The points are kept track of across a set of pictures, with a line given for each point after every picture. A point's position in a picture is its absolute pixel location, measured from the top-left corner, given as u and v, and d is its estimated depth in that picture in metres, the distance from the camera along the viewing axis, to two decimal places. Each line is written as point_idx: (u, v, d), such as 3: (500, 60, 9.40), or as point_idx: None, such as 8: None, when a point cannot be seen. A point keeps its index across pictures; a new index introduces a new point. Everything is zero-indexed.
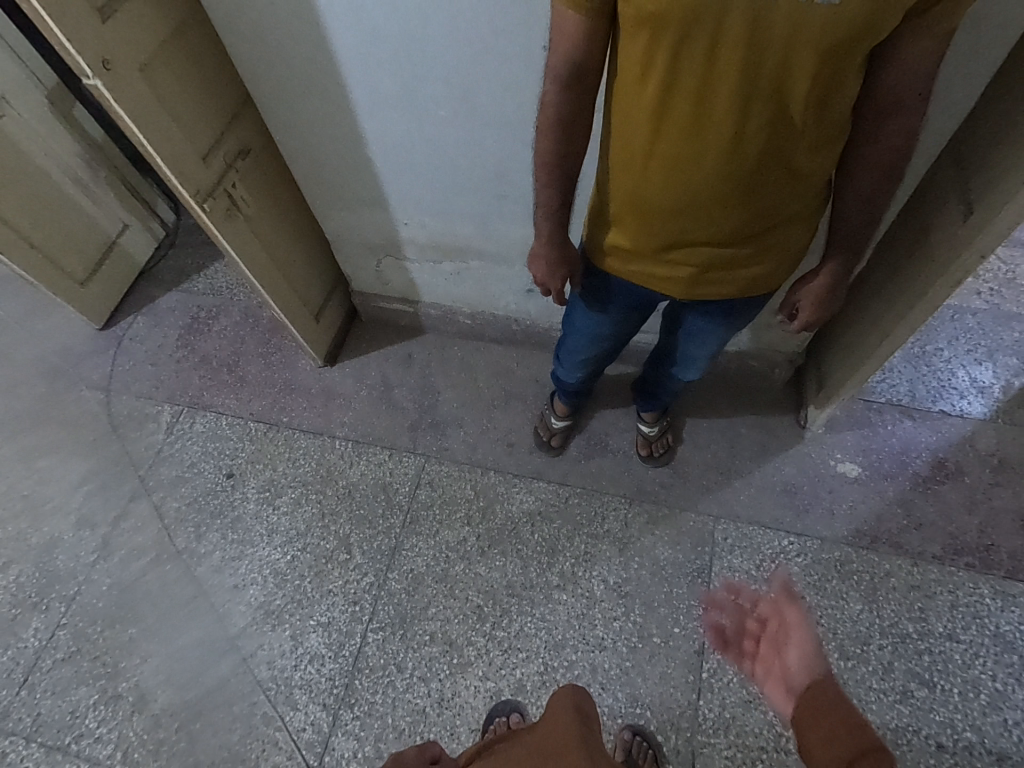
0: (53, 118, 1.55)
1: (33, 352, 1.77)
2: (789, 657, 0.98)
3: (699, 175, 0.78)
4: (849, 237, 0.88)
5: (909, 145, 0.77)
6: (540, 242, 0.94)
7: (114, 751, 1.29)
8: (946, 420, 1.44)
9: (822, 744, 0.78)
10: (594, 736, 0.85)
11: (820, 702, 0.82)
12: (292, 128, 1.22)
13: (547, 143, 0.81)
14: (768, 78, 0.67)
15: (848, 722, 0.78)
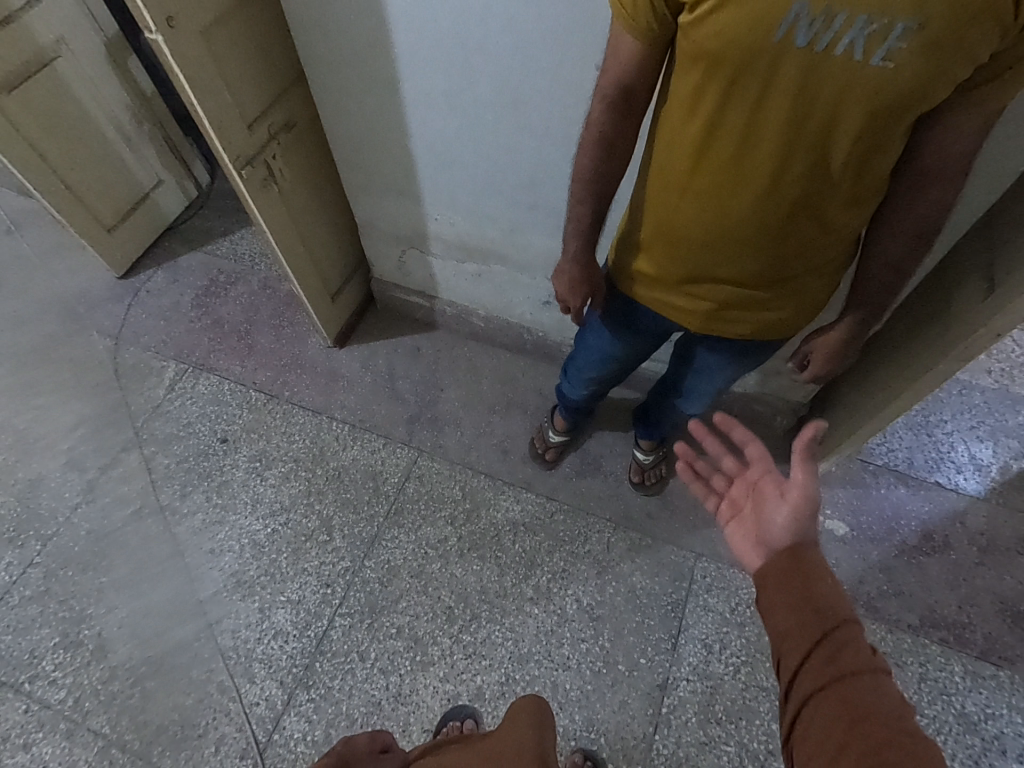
0: (107, 66, 1.58)
1: (50, 290, 1.79)
2: (767, 508, 0.71)
3: (732, 213, 0.79)
4: (870, 296, 0.89)
5: (942, 214, 0.78)
6: (568, 261, 0.95)
7: (65, 697, 1.29)
8: (939, 492, 1.44)
9: (797, 623, 0.61)
10: (548, 749, 0.85)
11: (798, 567, 0.64)
12: (339, 110, 1.24)
13: (588, 160, 0.82)
14: (812, 129, 0.68)
15: (821, 593, 0.62)
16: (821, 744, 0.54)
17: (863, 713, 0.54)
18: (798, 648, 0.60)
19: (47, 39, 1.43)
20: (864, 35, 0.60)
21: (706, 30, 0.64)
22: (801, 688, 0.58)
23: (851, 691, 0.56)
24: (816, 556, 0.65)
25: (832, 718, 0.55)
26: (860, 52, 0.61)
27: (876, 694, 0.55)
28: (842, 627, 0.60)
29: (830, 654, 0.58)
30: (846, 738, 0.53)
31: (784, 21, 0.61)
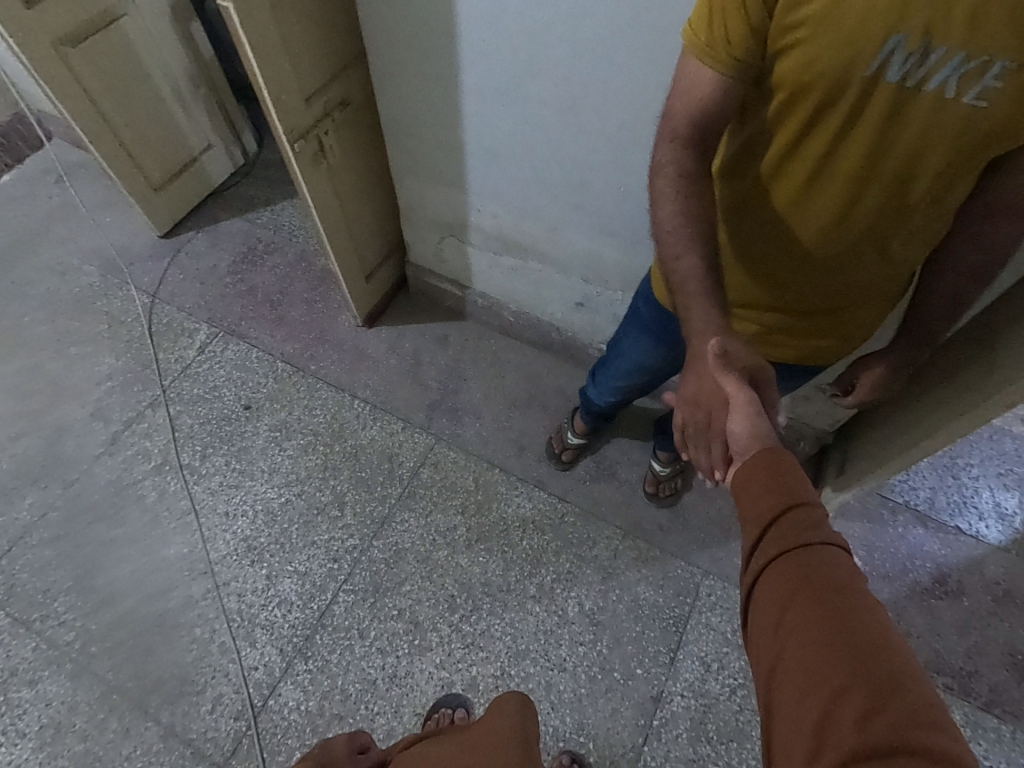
0: (170, 27, 1.60)
1: (94, 242, 1.82)
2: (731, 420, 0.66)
3: (796, 239, 0.78)
4: (923, 330, 0.87)
5: (1007, 252, 0.76)
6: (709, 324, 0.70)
7: (73, 639, 1.32)
8: (959, 538, 1.41)
9: (758, 499, 0.58)
10: (531, 738, 0.85)
11: (770, 455, 0.60)
12: (395, 93, 1.24)
13: (669, 213, 0.72)
14: (892, 163, 0.67)
15: (787, 473, 0.58)
16: (769, 605, 0.52)
17: (818, 575, 0.51)
18: (757, 522, 0.56)
19: None
20: (959, 73, 0.59)
21: (794, 58, 0.63)
22: (758, 555, 0.55)
23: (807, 556, 0.52)
24: (785, 451, 0.61)
25: (784, 582, 0.52)
26: (952, 90, 0.60)
27: (830, 559, 0.52)
28: (807, 502, 0.56)
29: (792, 525, 0.54)
30: (796, 598, 0.50)
31: (880, 53, 0.59)
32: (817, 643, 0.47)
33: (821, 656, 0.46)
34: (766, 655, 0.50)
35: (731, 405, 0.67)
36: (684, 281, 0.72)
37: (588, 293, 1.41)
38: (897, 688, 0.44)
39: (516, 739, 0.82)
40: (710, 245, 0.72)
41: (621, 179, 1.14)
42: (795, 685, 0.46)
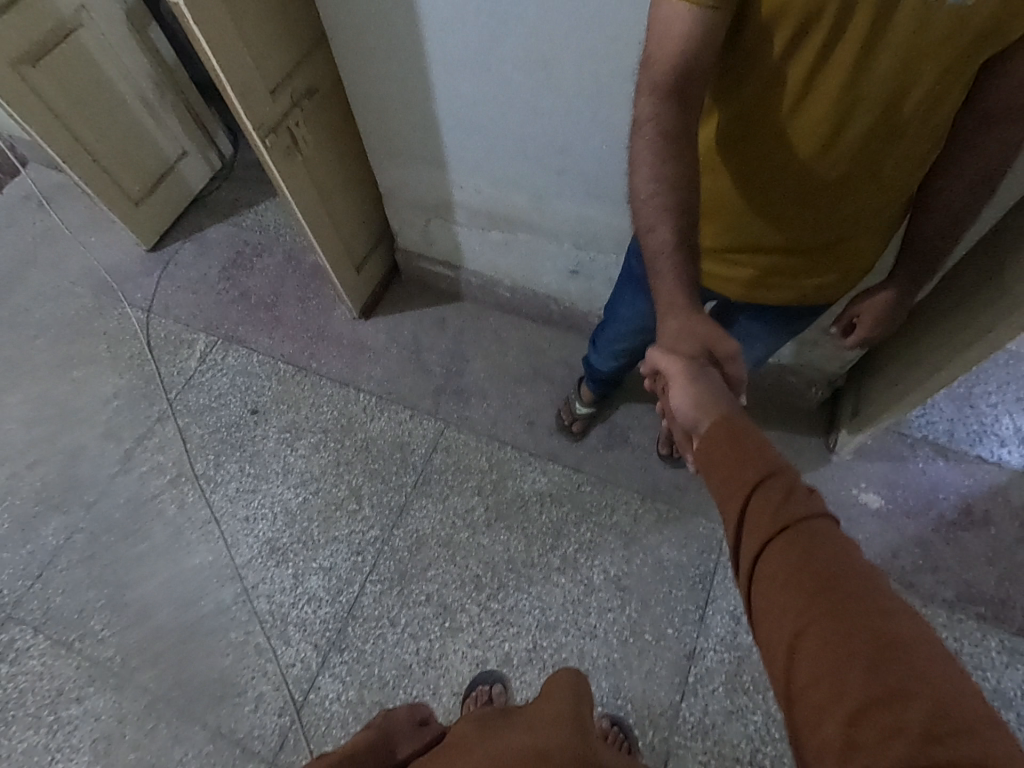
0: (127, 34, 1.56)
1: (83, 263, 1.81)
2: (673, 394, 0.71)
3: (784, 175, 0.77)
4: (925, 252, 0.87)
5: (1006, 159, 0.76)
6: (670, 300, 0.71)
7: (113, 654, 1.35)
8: (981, 467, 1.40)
9: (733, 490, 0.59)
10: (585, 713, 0.84)
11: (726, 430, 0.63)
12: (361, 74, 1.20)
13: (645, 180, 0.69)
14: (880, 81, 0.65)
15: (750, 448, 0.60)
16: (767, 601, 0.53)
17: (807, 559, 0.53)
18: (742, 506, 0.58)
19: (68, 7, 1.42)
20: None
21: None
22: (747, 551, 0.56)
23: (792, 539, 0.54)
24: (744, 423, 0.63)
25: (778, 572, 0.53)
26: None
27: (816, 535, 0.54)
28: (777, 477, 0.58)
29: (772, 504, 0.56)
30: (792, 588, 0.52)
31: None
32: (824, 635, 0.49)
33: (830, 647, 0.48)
34: (778, 658, 0.51)
35: (673, 379, 0.72)
36: (658, 257, 0.71)
37: (580, 259, 1.39)
38: (908, 659, 0.46)
39: (571, 707, 0.83)
40: (688, 215, 0.70)
41: (602, 137, 1.10)
42: (813, 683, 0.48)
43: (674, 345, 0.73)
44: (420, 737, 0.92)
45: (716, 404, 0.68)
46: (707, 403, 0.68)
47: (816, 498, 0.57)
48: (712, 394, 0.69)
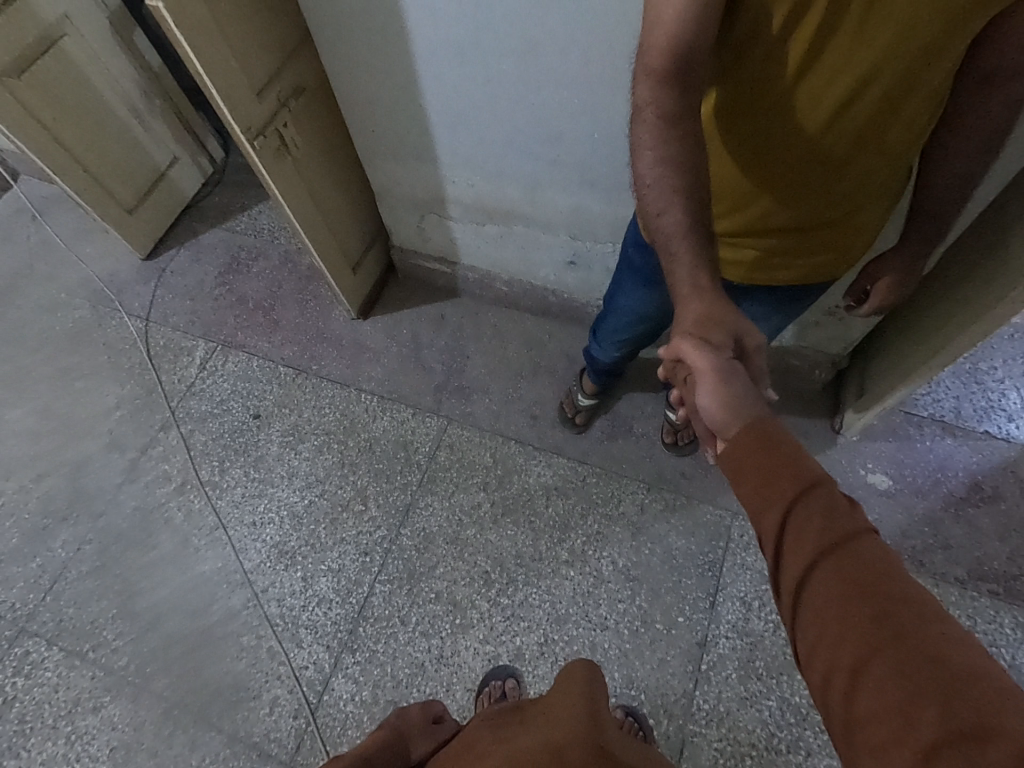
0: (111, 42, 1.55)
1: (79, 274, 1.81)
2: (698, 394, 0.65)
3: (788, 152, 0.76)
4: (933, 215, 0.88)
5: (1010, 118, 0.76)
6: (692, 287, 0.68)
7: (127, 663, 1.36)
8: (989, 443, 1.38)
9: (768, 504, 0.54)
10: (599, 695, 0.85)
11: (759, 437, 0.57)
12: (348, 72, 1.19)
13: (649, 165, 0.68)
14: (884, 49, 0.65)
15: (787, 458, 0.56)
16: (818, 626, 0.48)
17: (858, 579, 0.48)
18: (775, 524, 0.53)
19: (52, 17, 1.41)
20: None
21: None
22: (788, 571, 0.52)
23: (840, 557, 0.50)
24: (778, 427, 0.59)
25: (828, 593, 0.49)
26: None
27: (862, 558, 0.50)
28: (817, 487, 0.54)
29: (811, 521, 0.52)
30: (845, 610, 0.47)
31: None
32: (890, 664, 0.44)
33: (896, 676, 0.43)
34: (835, 689, 0.47)
35: (696, 376, 0.66)
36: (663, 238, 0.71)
37: (578, 249, 1.37)
38: (982, 700, 0.41)
39: (581, 694, 0.83)
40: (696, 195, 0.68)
41: (594, 125, 1.09)
42: (873, 730, 0.43)
43: (696, 339, 0.66)
44: (434, 736, 0.92)
45: (746, 408, 0.61)
46: (735, 407, 0.62)
47: (859, 511, 0.53)
48: (741, 397, 0.63)
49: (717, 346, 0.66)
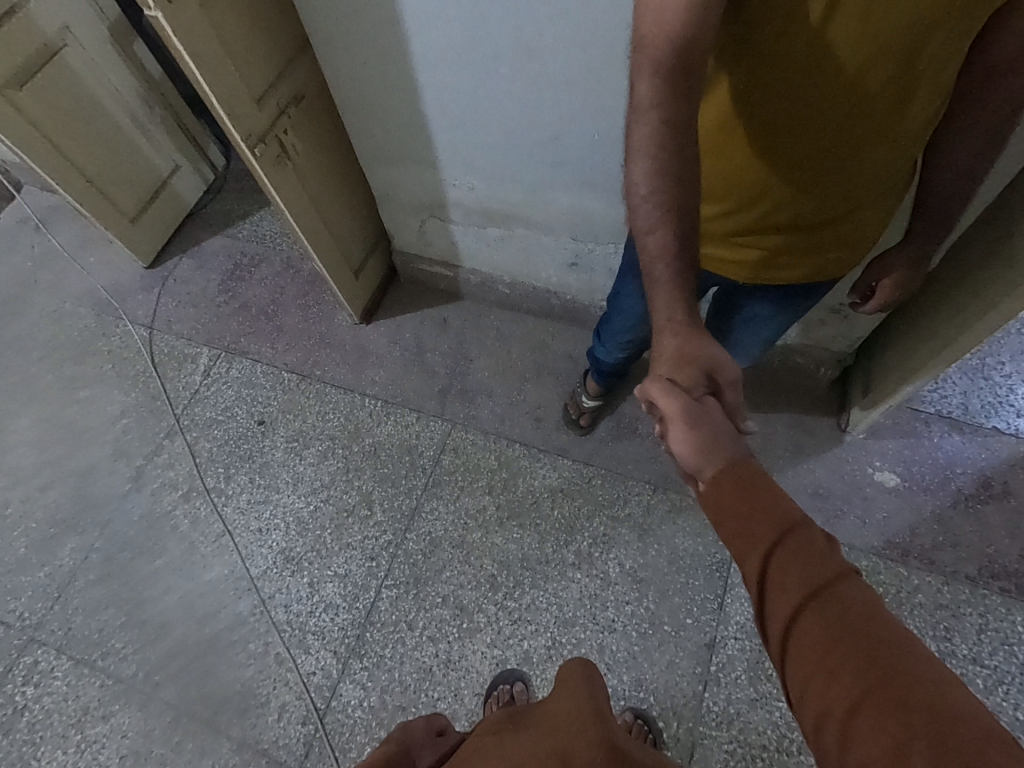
0: (112, 52, 1.55)
1: (83, 283, 1.82)
2: (671, 438, 0.65)
3: (793, 150, 0.75)
4: (939, 210, 0.87)
5: (1016, 109, 0.75)
6: (669, 320, 0.68)
7: (135, 671, 1.36)
8: (998, 438, 1.37)
9: (749, 549, 0.56)
10: (604, 712, 0.81)
11: (735, 480, 0.59)
12: (347, 77, 1.19)
13: (643, 169, 0.65)
14: (889, 43, 0.64)
15: (762, 502, 0.57)
16: (808, 669, 0.49)
17: (842, 622, 0.50)
18: (756, 564, 0.55)
19: (52, 28, 1.41)
20: None
21: None
22: (773, 616, 0.53)
23: (823, 601, 0.51)
24: (750, 467, 0.60)
25: (815, 637, 0.50)
26: None
27: (843, 596, 0.51)
28: (794, 530, 0.55)
29: (791, 560, 0.53)
30: (834, 655, 0.48)
31: None
32: (880, 710, 0.45)
33: (888, 722, 0.44)
34: (829, 736, 0.47)
35: (667, 420, 0.65)
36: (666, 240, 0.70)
37: (579, 250, 1.37)
38: (969, 739, 0.42)
39: (585, 691, 0.83)
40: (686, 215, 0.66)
41: (594, 126, 1.08)
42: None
43: (667, 385, 0.66)
44: (439, 748, 0.92)
45: (715, 446, 0.62)
46: (705, 449, 0.62)
47: (836, 548, 0.55)
48: (711, 437, 0.63)
49: (687, 389, 0.66)
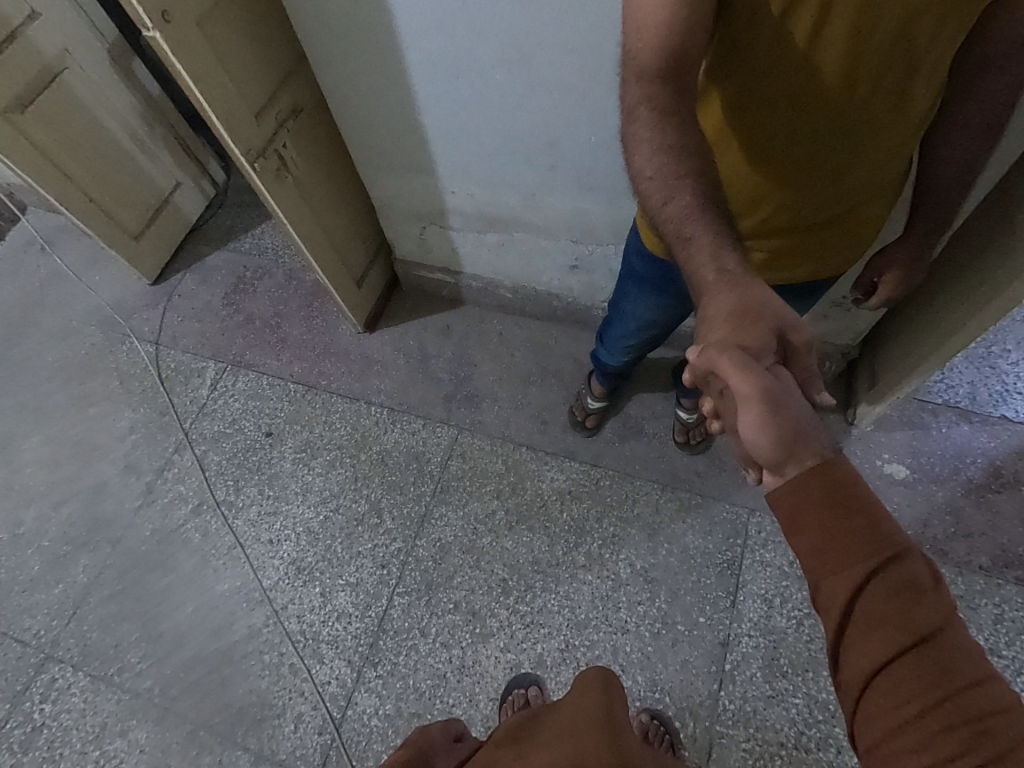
0: (111, 73, 1.57)
1: (88, 302, 1.83)
2: (740, 417, 0.59)
3: (792, 152, 0.76)
4: (938, 204, 0.87)
5: (1012, 99, 0.75)
6: (717, 273, 0.63)
7: (152, 685, 1.37)
8: (1007, 427, 1.37)
9: (836, 574, 0.51)
10: (620, 717, 0.80)
11: (826, 491, 0.53)
12: (345, 89, 1.20)
13: (647, 159, 0.66)
14: (881, 46, 0.65)
15: (861, 524, 0.51)
16: (892, 718, 0.47)
17: (943, 680, 0.46)
18: (845, 593, 0.50)
19: (52, 52, 1.43)
20: None
21: None
22: (855, 649, 0.50)
23: (922, 650, 0.47)
24: (845, 473, 0.53)
25: (909, 691, 0.47)
26: None
27: (945, 649, 0.47)
28: (895, 562, 0.50)
29: (887, 599, 0.49)
30: (930, 714, 0.46)
31: None
32: None
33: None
34: None
35: (735, 396, 0.59)
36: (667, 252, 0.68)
37: (579, 253, 1.37)
38: None
39: (593, 699, 0.83)
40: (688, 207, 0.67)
41: (591, 129, 1.09)
42: None
43: (737, 353, 0.60)
44: (456, 752, 0.92)
45: (795, 433, 0.56)
46: (787, 437, 0.56)
47: (942, 588, 0.50)
48: (789, 420, 0.57)
49: (757, 357, 0.60)
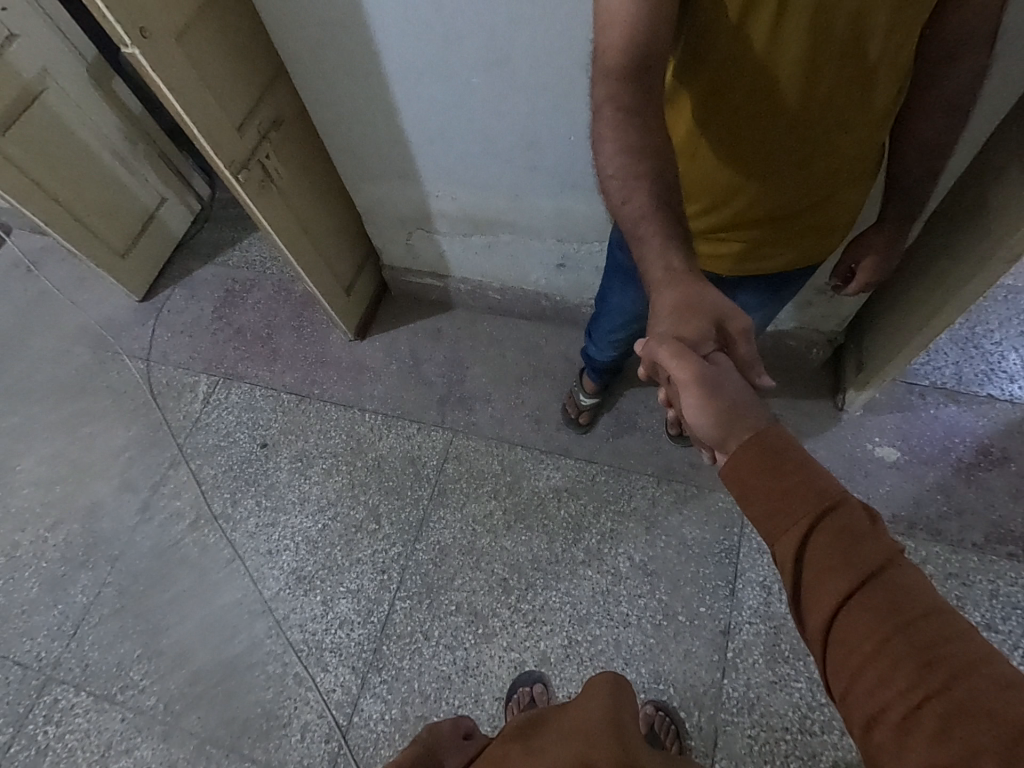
0: (91, 91, 1.57)
1: (77, 321, 1.83)
2: (684, 403, 0.65)
3: (763, 145, 0.77)
4: (911, 187, 0.89)
5: (975, 84, 0.77)
6: (665, 269, 0.69)
7: (155, 701, 1.36)
8: (993, 405, 1.39)
9: (784, 536, 0.53)
10: (627, 723, 0.80)
11: (760, 453, 0.56)
12: (325, 99, 1.21)
13: (618, 164, 0.68)
14: (841, 39, 0.66)
15: (797, 478, 0.54)
16: (856, 665, 0.48)
17: (894, 615, 0.48)
18: (793, 545, 0.52)
19: (31, 72, 1.44)
20: None
21: None
22: (813, 605, 0.51)
23: (868, 590, 0.49)
24: (778, 437, 0.57)
25: (864, 631, 0.48)
26: None
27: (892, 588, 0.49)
28: (834, 511, 0.53)
29: (831, 546, 0.51)
30: (887, 654, 0.47)
31: None
32: (937, 716, 0.44)
33: (951, 729, 0.43)
34: (880, 735, 0.46)
35: (678, 384, 0.65)
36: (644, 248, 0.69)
37: (565, 252, 1.39)
38: None
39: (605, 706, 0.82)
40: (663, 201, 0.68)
41: (569, 127, 1.10)
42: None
43: (674, 343, 0.66)
44: (465, 751, 0.92)
45: (732, 408, 0.62)
46: (723, 413, 0.62)
47: (881, 529, 0.52)
48: (727, 400, 0.63)
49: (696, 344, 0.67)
